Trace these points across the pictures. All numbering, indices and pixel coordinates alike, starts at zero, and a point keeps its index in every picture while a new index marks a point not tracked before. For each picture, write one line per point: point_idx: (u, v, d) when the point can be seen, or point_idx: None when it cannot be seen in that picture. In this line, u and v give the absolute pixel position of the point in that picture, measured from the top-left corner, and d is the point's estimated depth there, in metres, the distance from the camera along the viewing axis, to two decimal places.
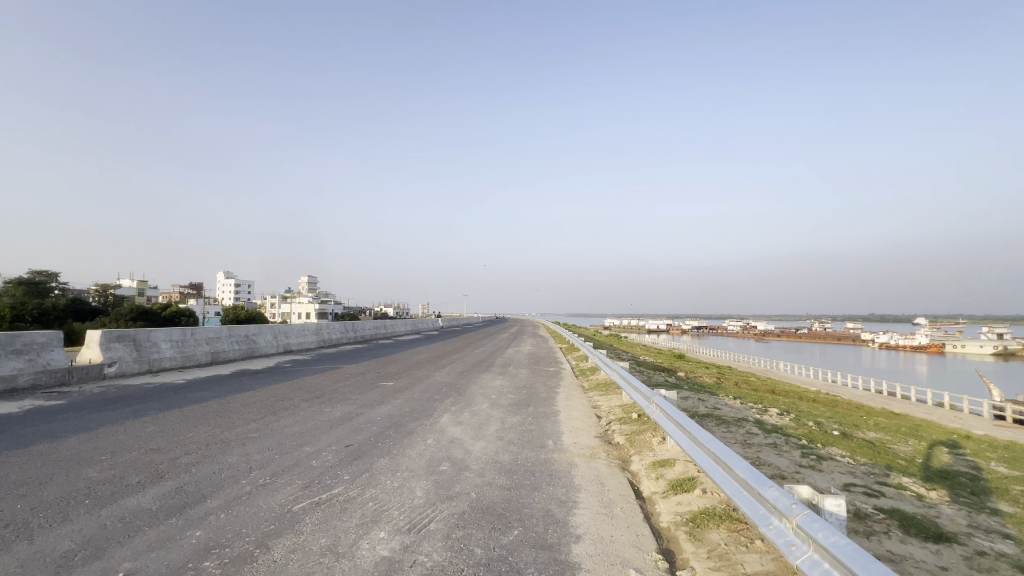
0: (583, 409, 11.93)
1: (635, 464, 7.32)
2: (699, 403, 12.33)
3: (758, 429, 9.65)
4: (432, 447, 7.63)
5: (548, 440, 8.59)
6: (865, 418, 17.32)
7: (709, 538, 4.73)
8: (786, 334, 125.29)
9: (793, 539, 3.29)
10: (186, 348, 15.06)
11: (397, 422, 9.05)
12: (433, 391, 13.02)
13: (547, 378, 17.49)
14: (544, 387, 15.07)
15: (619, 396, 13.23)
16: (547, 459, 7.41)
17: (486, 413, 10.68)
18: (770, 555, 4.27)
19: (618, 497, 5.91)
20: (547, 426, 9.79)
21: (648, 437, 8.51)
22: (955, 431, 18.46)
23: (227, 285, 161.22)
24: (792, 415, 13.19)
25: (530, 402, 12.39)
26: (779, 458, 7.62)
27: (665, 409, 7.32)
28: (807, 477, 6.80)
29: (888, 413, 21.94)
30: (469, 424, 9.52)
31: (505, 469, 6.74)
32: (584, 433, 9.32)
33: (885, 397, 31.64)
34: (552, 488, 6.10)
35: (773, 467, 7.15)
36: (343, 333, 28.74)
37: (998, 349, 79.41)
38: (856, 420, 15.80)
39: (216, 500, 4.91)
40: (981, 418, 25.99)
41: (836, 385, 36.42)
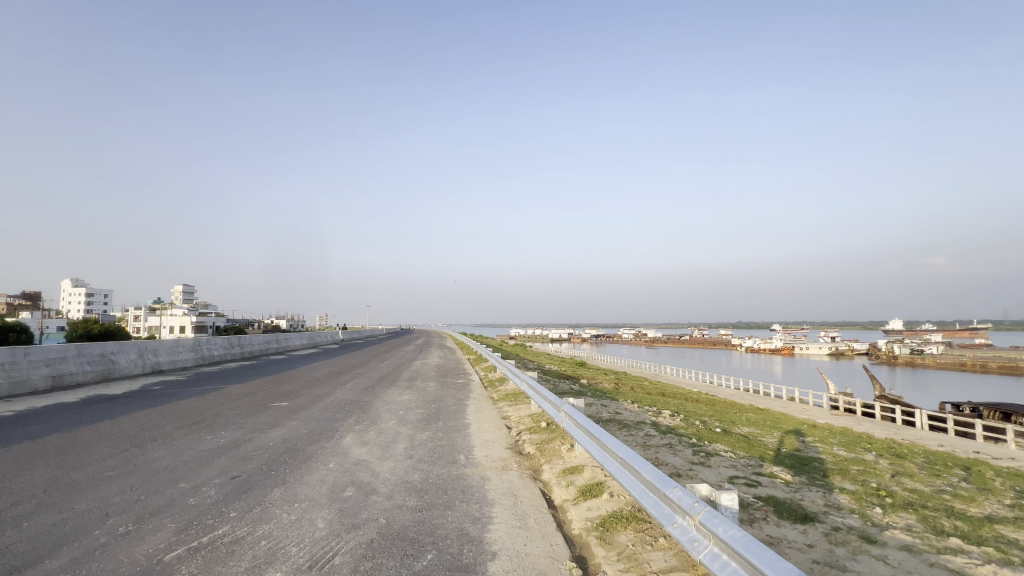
0: (493, 420, 11.93)
1: (545, 473, 7.47)
2: (602, 409, 12.98)
3: (655, 430, 10.41)
4: (335, 472, 7.07)
5: (459, 455, 8.42)
6: (738, 415, 19.56)
7: (618, 540, 4.94)
8: (672, 341, 137.89)
9: (695, 536, 3.55)
10: (15, 372, 12.38)
11: (293, 447, 8.25)
12: (334, 410, 12.11)
13: (456, 390, 17.25)
14: (454, 400, 14.80)
15: (527, 405, 13.45)
16: (459, 475, 7.26)
17: (393, 430, 10.20)
18: (672, 551, 4.57)
19: (531, 508, 5.95)
20: (458, 440, 9.61)
21: (557, 445, 8.74)
22: (806, 422, 21.57)
23: (75, 296, 136.75)
24: (681, 415, 14.46)
25: (439, 416, 12.10)
26: (674, 457, 8.25)
27: (574, 417, 7.52)
28: (698, 473, 7.45)
29: (754, 409, 25.06)
30: (375, 443, 9.00)
31: (416, 489, 6.46)
32: (496, 445, 9.32)
33: (752, 395, 36.06)
34: (465, 505, 5.95)
35: (670, 466, 7.72)
36: (226, 348, 25.75)
37: (833, 350, 95.01)
38: (731, 417, 17.79)
39: (61, 558, 4.05)
40: (823, 408, 30.77)
41: (713, 386, 40.77)
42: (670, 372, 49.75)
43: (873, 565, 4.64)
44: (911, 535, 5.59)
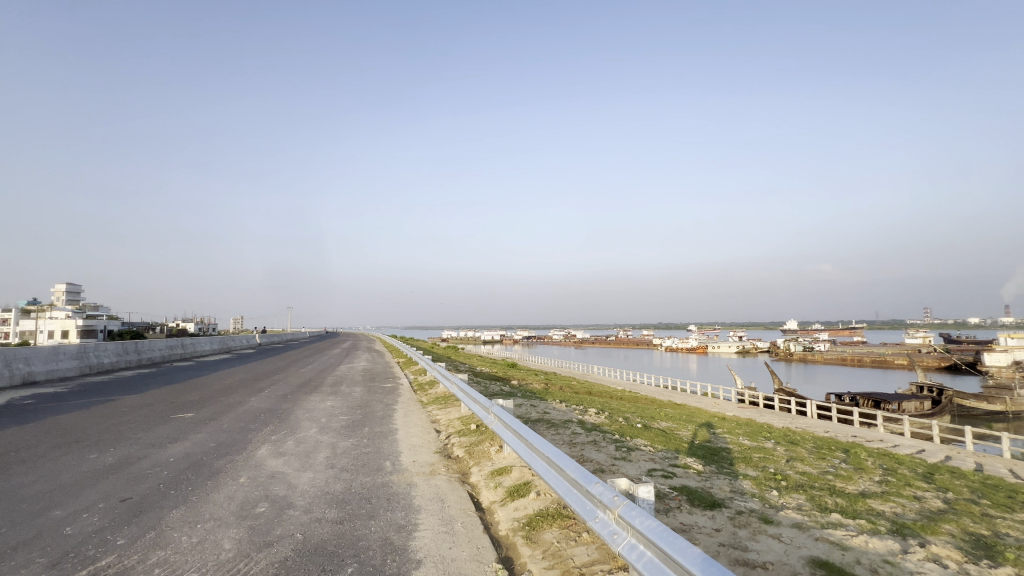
0: (421, 424, 11.69)
1: (474, 476, 7.43)
2: (531, 409, 13.19)
3: (581, 428, 10.77)
4: (246, 486, 6.53)
5: (385, 461, 8.15)
6: (658, 410, 20.78)
7: (543, 538, 5.02)
8: (599, 342, 143.62)
9: (614, 529, 3.69)
10: None
11: (198, 462, 7.53)
12: (248, 420, 11.20)
13: (384, 395, 16.73)
14: (381, 405, 14.31)
15: (457, 408, 13.34)
16: (384, 483, 7.01)
17: (314, 439, 9.65)
18: (594, 545, 4.73)
19: (458, 512, 5.88)
20: (384, 446, 9.31)
21: (486, 447, 8.74)
22: (716, 415, 23.39)
23: None
24: (606, 413, 15.10)
25: (365, 423, 11.64)
26: (598, 454, 8.58)
27: (502, 418, 7.57)
28: (620, 467, 7.80)
29: (672, 404, 26.77)
30: (293, 453, 8.46)
31: (337, 500, 6.14)
32: (423, 449, 9.13)
33: (671, 391, 38.46)
34: (390, 514, 5.75)
35: (594, 462, 8.01)
36: (119, 355, 22.96)
37: (740, 348, 104.01)
38: (651, 413, 18.84)
39: None
40: (731, 402, 33.53)
41: (636, 383, 42.91)
42: (596, 371, 51.71)
43: (769, 543, 5.10)
44: (801, 513, 6.22)
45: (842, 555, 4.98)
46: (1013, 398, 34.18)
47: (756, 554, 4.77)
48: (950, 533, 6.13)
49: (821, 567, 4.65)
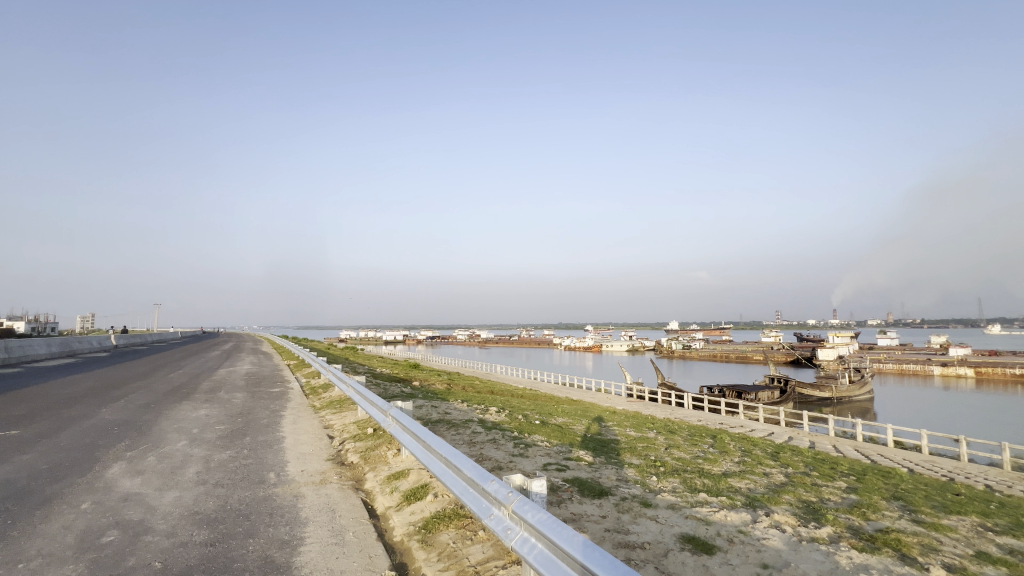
0: (313, 431, 10.93)
1: (369, 482, 7.13)
2: (432, 410, 13.00)
3: (481, 427, 10.87)
4: (90, 513, 5.57)
5: (268, 473, 7.46)
6: (555, 407, 21.72)
7: (439, 540, 4.98)
8: (502, 341, 146.39)
9: (508, 524, 3.78)
10: None
11: (22, 489, 6.23)
12: (94, 435, 9.54)
13: (270, 400, 15.37)
14: (266, 412, 13.11)
15: (353, 412, 12.70)
16: (266, 496, 6.42)
17: (181, 453, 8.52)
18: (489, 542, 4.81)
19: (350, 521, 5.59)
20: (268, 456, 8.53)
21: (383, 451, 8.43)
22: (608, 409, 25.07)
23: None
24: (506, 411, 15.40)
25: (246, 431, 10.57)
26: (497, 452, 8.72)
27: (401, 420, 7.34)
28: (518, 464, 8.03)
29: (569, 400, 28.13)
30: (155, 471, 7.39)
31: (209, 521, 5.48)
32: (314, 457, 8.54)
33: (568, 388, 40.43)
34: (271, 530, 5.27)
35: (493, 460, 8.13)
36: None
37: (631, 346, 112.76)
38: (550, 409, 19.66)
39: None
40: (622, 396, 36.13)
41: (537, 381, 44.35)
42: (499, 370, 52.57)
43: (648, 525, 5.59)
44: (674, 495, 6.92)
45: (707, 530, 5.62)
46: (838, 386, 41.31)
47: (637, 536, 5.20)
48: (788, 503, 7.23)
49: (689, 541, 5.20)
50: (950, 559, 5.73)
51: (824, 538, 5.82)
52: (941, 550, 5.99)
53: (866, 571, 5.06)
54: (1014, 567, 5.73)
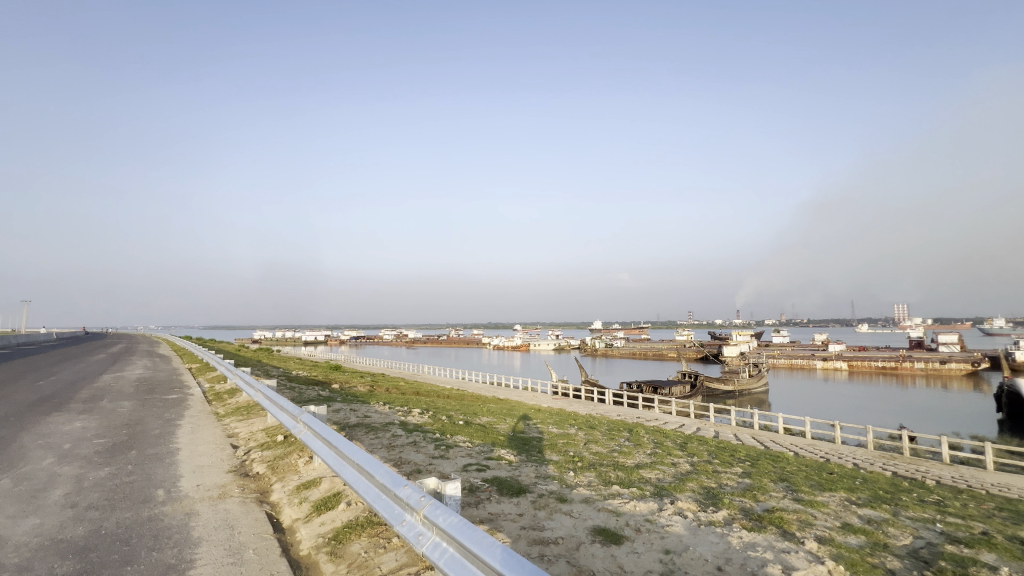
0: (214, 440, 10.00)
1: (275, 493, 6.65)
2: (350, 414, 12.43)
3: (402, 430, 10.59)
4: None
5: (157, 490, 6.70)
6: (481, 406, 21.74)
7: (350, 551, 4.75)
8: (430, 340, 144.08)
9: (420, 530, 3.68)
10: None
11: None
12: None
13: (164, 408, 13.84)
14: (159, 421, 11.79)
15: (262, 418, 11.79)
16: (153, 516, 5.75)
17: (46, 473, 7.38)
18: (403, 549, 4.67)
19: (251, 537, 5.17)
20: (158, 471, 7.66)
21: (293, 459, 7.92)
22: (533, 407, 25.54)
23: None
24: (430, 412, 15.13)
25: (132, 445, 9.41)
26: (417, 454, 8.53)
27: (312, 426, 6.91)
28: (437, 466, 7.91)
29: (495, 399, 28.24)
30: (7, 496, 6.32)
31: (77, 550, 4.78)
32: (213, 470, 7.81)
33: (495, 387, 40.65)
34: (154, 555, 4.71)
35: (412, 463, 7.94)
36: None
37: (557, 344, 115.99)
38: (475, 409, 19.63)
39: None
40: (547, 394, 36.98)
41: (464, 381, 44.13)
42: (426, 371, 51.66)
43: (562, 519, 5.75)
44: (589, 489, 7.18)
45: (616, 521, 5.89)
46: (739, 380, 45.41)
47: (551, 532, 5.32)
48: (692, 490, 7.80)
49: (599, 533, 5.42)
50: (821, 532, 6.48)
51: (720, 521, 6.34)
52: (814, 524, 6.76)
53: (753, 548, 5.57)
54: (870, 535, 6.60)
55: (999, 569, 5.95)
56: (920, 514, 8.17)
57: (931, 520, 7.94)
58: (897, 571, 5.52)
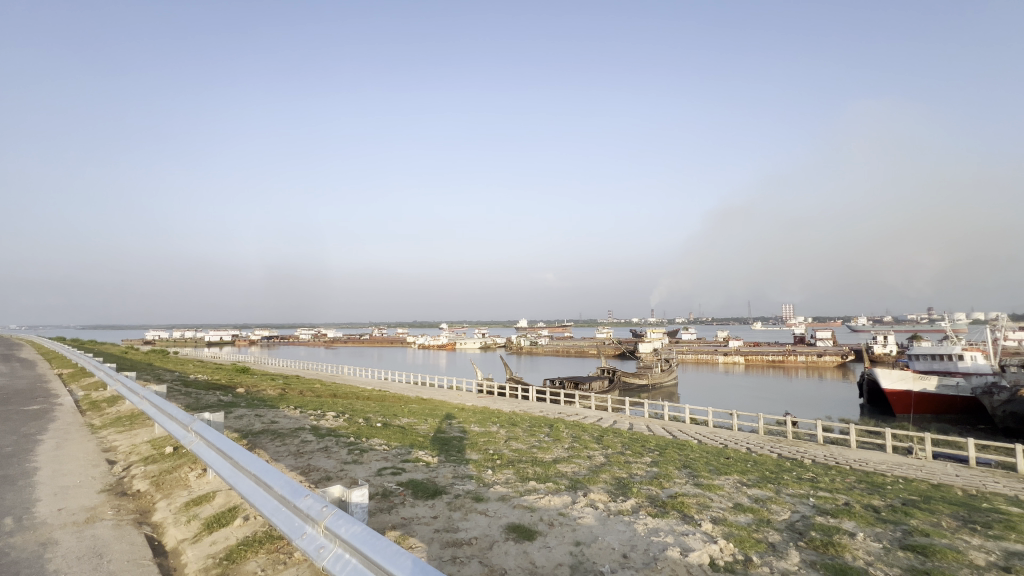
0: (86, 456, 8.74)
1: (158, 513, 5.94)
2: (254, 420, 11.47)
3: (313, 435, 9.97)
4: None
5: (5, 519, 5.69)
6: (403, 407, 21.13)
7: (245, 570, 4.37)
8: (351, 340, 137.96)
9: (321, 542, 3.44)
10: None
11: None
12: None
13: (22, 421, 11.84)
14: (13, 438, 10.04)
15: (148, 428, 10.50)
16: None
17: None
18: (306, 564, 4.39)
19: (125, 565, 4.56)
20: (8, 496, 6.51)
21: (183, 473, 7.13)
22: (457, 406, 25.30)
23: None
24: (345, 415, 14.43)
25: None
26: (327, 461, 8.08)
27: (205, 435, 6.25)
28: (350, 471, 7.55)
29: (418, 400, 27.63)
30: None
31: None
32: (82, 490, 6.80)
33: (419, 387, 39.80)
34: None
35: (321, 471, 7.51)
36: None
37: (483, 343, 116.25)
38: (396, 410, 19.02)
39: None
40: (472, 392, 36.90)
41: (387, 382, 42.75)
42: (345, 371, 49.36)
43: (477, 518, 5.74)
44: (506, 486, 7.23)
45: (531, 517, 5.98)
46: (652, 374, 48.51)
47: (464, 532, 5.28)
48: (604, 481, 8.13)
49: (514, 530, 5.47)
50: (716, 513, 7.06)
51: (628, 509, 6.68)
52: (710, 506, 7.35)
53: (656, 533, 5.93)
54: (756, 512, 7.32)
55: (855, 534, 6.86)
56: (797, 491, 9.20)
57: (806, 495, 8.97)
58: (776, 544, 6.15)
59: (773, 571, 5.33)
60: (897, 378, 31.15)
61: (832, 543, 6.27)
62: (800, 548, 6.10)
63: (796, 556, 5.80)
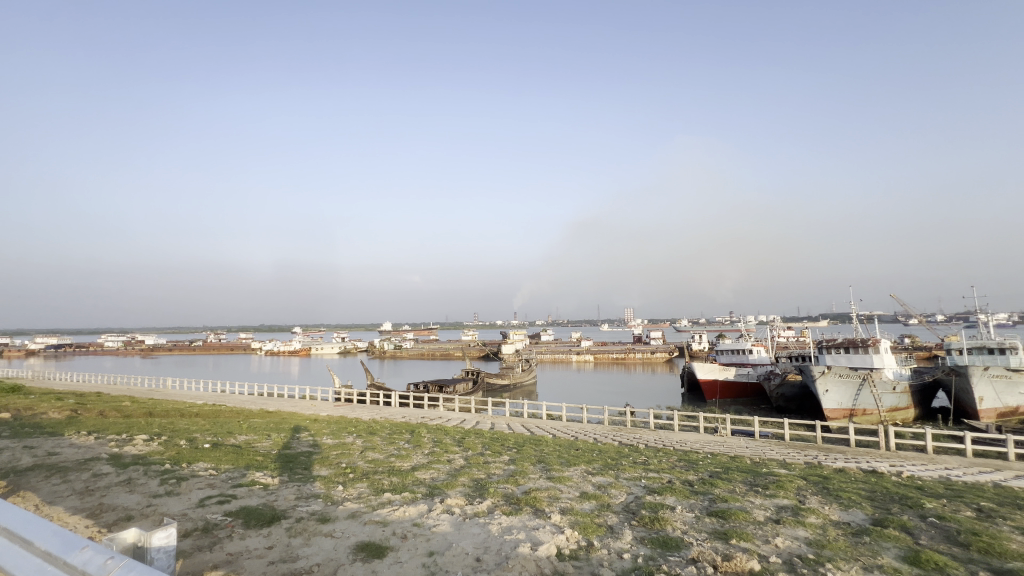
0: None
1: None
2: (21, 454, 8.93)
3: (110, 466, 8.13)
4: None
5: None
6: (241, 423, 18.53)
7: None
8: (178, 347, 117.32)
9: None
10: None
11: None
12: None
13: None
14: None
15: None
16: None
17: None
18: None
19: None
20: None
21: None
22: (308, 417, 23.09)
23: None
24: (161, 437, 12.08)
25: None
26: (129, 497, 6.65)
27: None
28: (160, 507, 6.32)
29: (262, 413, 24.57)
30: None
31: None
32: None
33: (264, 398, 35.47)
34: None
35: (118, 510, 6.16)
36: None
37: (343, 347, 108.69)
38: (232, 427, 16.59)
39: None
40: (327, 401, 34.13)
41: (223, 394, 37.22)
42: (167, 384, 41.68)
43: (320, 543, 5.25)
44: (358, 502, 6.78)
45: (382, 532, 5.68)
46: (513, 374, 50.62)
47: (305, 560, 4.82)
48: (462, 484, 8.13)
49: (363, 549, 5.14)
50: (564, 503, 7.57)
51: (483, 511, 6.76)
52: (560, 497, 7.86)
53: (509, 531, 6.10)
54: (597, 498, 8.03)
55: (675, 508, 7.94)
56: (632, 474, 10.36)
57: (639, 478, 10.16)
58: (613, 525, 6.80)
59: (611, 551, 5.87)
60: (708, 369, 37.40)
61: (657, 518, 7.16)
62: (633, 527, 6.84)
63: (629, 535, 6.48)
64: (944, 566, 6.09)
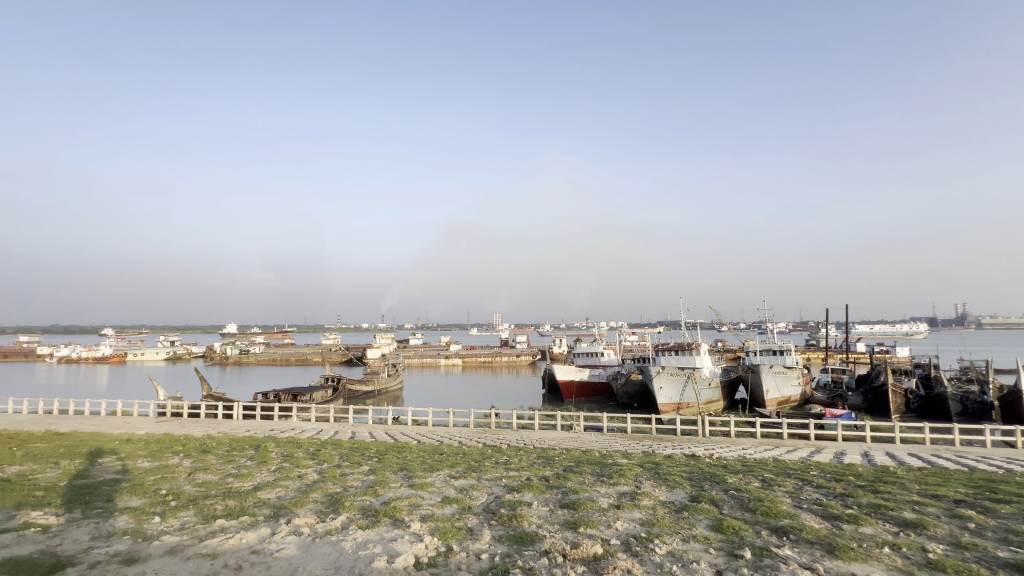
0: None
1: None
2: None
3: None
4: None
5: None
6: (14, 450, 14.50)
7: None
8: None
9: None
10: None
11: None
12: None
13: None
14: None
15: None
16: None
17: None
18: None
19: None
20: None
21: None
22: (117, 438, 19.00)
23: None
24: None
25: None
26: None
27: None
28: None
29: (48, 436, 19.54)
30: None
31: None
32: None
33: (53, 416, 28.27)
34: None
35: None
36: None
37: (171, 354, 91.74)
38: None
39: None
40: (147, 416, 28.61)
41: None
42: None
43: None
44: (180, 533, 5.79)
45: (210, 566, 4.94)
46: (378, 380, 48.43)
47: None
48: (314, 501, 7.48)
49: None
50: (425, 510, 7.43)
51: (336, 527, 6.30)
52: (421, 504, 7.69)
53: (364, 546, 5.78)
54: (459, 502, 8.06)
55: (531, 503, 8.35)
56: (494, 475, 10.62)
57: (500, 477, 10.46)
58: (473, 527, 6.88)
59: (470, 553, 5.93)
60: (566, 371, 40.34)
61: (515, 515, 7.44)
62: (492, 526, 7.01)
63: (488, 535, 6.62)
64: (738, 529, 7.44)
